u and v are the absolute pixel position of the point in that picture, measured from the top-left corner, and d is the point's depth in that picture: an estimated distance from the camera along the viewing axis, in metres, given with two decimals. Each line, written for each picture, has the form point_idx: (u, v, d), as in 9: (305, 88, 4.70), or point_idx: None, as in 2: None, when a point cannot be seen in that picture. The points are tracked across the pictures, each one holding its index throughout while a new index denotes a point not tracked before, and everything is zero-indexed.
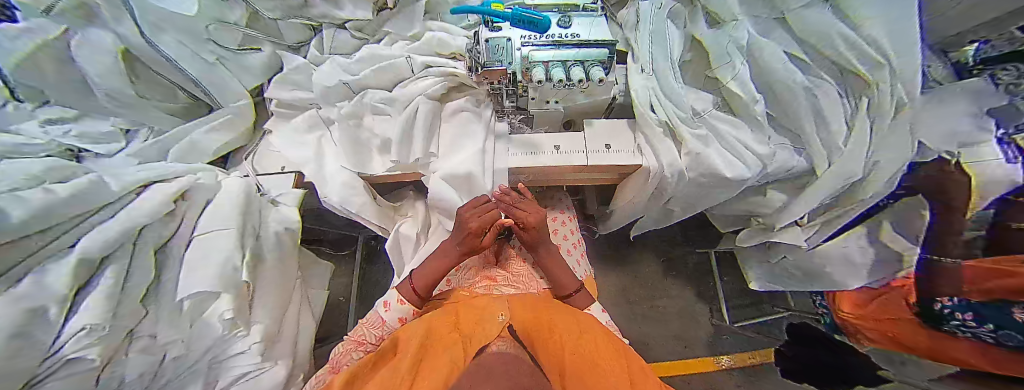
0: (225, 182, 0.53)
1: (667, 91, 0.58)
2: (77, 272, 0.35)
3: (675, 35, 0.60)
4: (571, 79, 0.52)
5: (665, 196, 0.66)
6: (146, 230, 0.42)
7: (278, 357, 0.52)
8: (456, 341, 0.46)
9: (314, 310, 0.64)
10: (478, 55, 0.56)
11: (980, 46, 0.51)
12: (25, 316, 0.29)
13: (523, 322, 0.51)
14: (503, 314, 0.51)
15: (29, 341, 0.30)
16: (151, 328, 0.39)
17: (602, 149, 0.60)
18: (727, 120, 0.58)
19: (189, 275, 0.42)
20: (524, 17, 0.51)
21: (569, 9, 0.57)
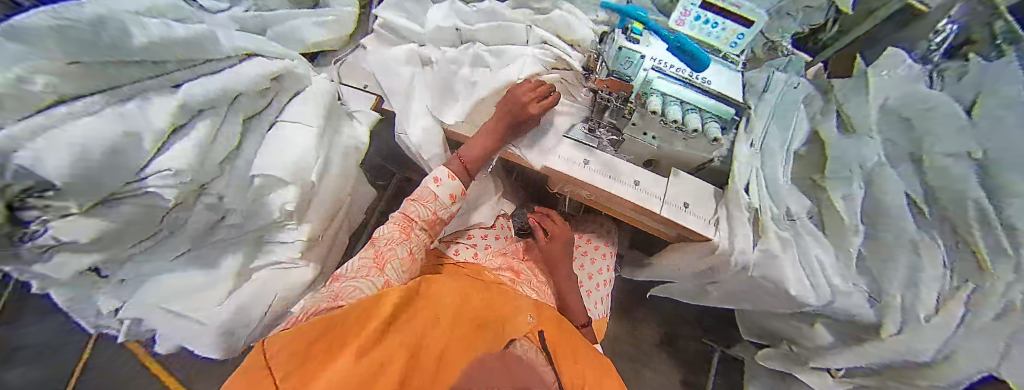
0: (316, 80, 0.53)
1: (769, 178, 0.56)
2: (178, 114, 0.35)
3: (799, 123, 0.58)
4: (685, 123, 0.50)
5: (714, 277, 0.64)
6: (239, 98, 0.42)
7: (311, 260, 0.53)
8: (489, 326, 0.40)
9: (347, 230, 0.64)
10: (603, 60, 0.55)
11: None
12: (124, 138, 0.30)
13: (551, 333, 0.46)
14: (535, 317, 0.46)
15: (125, 159, 0.30)
16: (220, 189, 0.39)
17: (680, 206, 0.58)
18: (814, 237, 0.55)
19: (267, 155, 0.43)
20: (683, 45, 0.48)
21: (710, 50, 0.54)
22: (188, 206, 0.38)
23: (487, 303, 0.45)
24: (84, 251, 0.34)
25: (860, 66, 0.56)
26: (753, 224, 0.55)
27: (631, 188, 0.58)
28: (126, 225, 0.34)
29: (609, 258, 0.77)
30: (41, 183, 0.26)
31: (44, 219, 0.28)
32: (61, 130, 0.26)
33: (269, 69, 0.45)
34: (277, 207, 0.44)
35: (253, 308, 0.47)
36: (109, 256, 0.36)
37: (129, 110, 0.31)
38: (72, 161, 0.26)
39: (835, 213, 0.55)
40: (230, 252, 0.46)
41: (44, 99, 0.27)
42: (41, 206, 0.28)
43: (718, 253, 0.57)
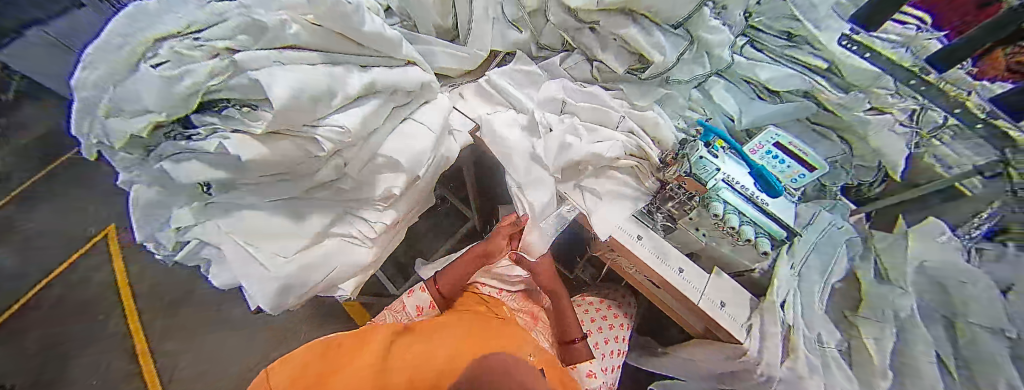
0: (438, 97, 0.60)
1: (807, 303, 0.59)
2: (363, 90, 0.43)
3: (840, 260, 0.62)
4: (740, 231, 0.57)
5: (732, 383, 0.64)
6: (398, 93, 0.50)
7: (376, 243, 0.57)
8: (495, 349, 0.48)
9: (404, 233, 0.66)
10: (681, 155, 0.61)
11: None
12: (328, 90, 0.37)
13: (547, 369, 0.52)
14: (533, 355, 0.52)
15: (322, 107, 0.37)
16: (350, 155, 0.46)
17: (718, 306, 0.60)
18: (846, 372, 0.55)
19: (395, 143, 0.51)
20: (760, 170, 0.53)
21: (781, 177, 0.60)
22: (321, 160, 0.44)
23: (486, 335, 0.53)
24: (213, 165, 0.40)
25: (902, 226, 0.63)
26: (784, 341, 0.56)
27: (676, 274, 0.61)
28: (274, 158, 0.39)
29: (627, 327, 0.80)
30: (252, 96, 0.35)
31: (219, 125, 0.37)
32: (285, 65, 0.36)
33: (425, 79, 0.54)
34: (384, 187, 0.51)
35: (318, 270, 0.51)
36: (226, 178, 0.42)
37: (339, 74, 0.40)
38: (297, 95, 0.33)
39: (864, 351, 0.56)
40: (321, 212, 0.52)
41: (282, 43, 0.37)
42: (232, 115, 0.37)
43: (745, 359, 0.57)
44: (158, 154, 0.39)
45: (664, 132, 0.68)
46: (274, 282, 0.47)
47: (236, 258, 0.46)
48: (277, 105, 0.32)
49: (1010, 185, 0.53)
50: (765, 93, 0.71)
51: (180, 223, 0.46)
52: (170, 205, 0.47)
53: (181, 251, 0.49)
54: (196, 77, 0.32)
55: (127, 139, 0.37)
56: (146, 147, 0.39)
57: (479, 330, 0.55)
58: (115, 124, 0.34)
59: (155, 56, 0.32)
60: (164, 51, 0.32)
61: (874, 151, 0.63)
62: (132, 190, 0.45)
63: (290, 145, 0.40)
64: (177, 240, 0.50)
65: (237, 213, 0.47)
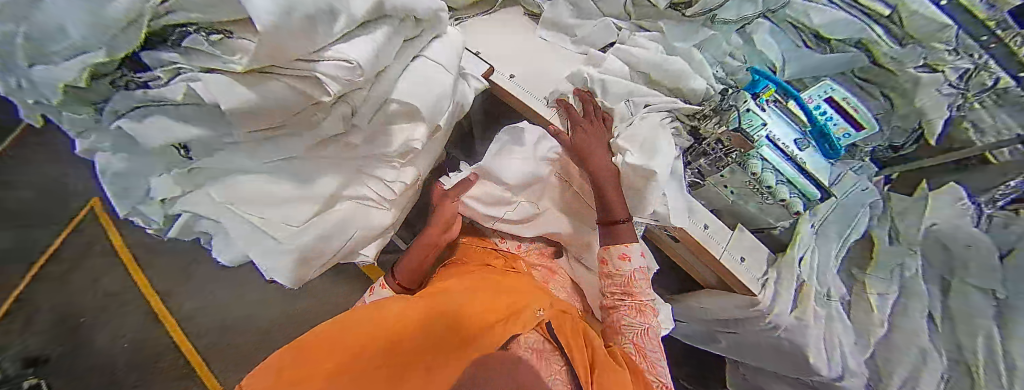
0: (449, 31, 0.51)
1: (823, 261, 0.61)
2: (368, 12, 0.33)
3: (861, 223, 0.62)
4: (773, 190, 0.57)
5: (733, 327, 0.69)
6: (408, 20, 0.40)
7: (396, 206, 0.51)
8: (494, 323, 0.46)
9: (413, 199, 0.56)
10: (725, 110, 0.59)
11: None
12: (325, 8, 0.28)
13: (556, 320, 0.51)
14: (541, 308, 0.52)
15: (317, 34, 0.28)
16: (358, 100, 0.37)
17: (738, 260, 0.61)
18: (845, 324, 0.59)
19: (413, 87, 0.42)
20: None
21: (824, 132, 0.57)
22: (324, 108, 0.35)
23: (491, 302, 0.50)
24: (187, 119, 0.32)
25: (924, 188, 0.62)
26: (797, 292, 0.59)
27: (701, 230, 0.61)
28: (264, 108, 0.31)
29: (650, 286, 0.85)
30: (217, 17, 0.25)
31: (183, 64, 0.28)
32: None
33: (437, 7, 0.43)
34: (400, 142, 0.44)
35: (336, 237, 0.46)
36: (205, 137, 0.34)
37: None
38: (285, 10, 0.24)
39: (866, 305, 0.60)
40: (330, 173, 0.44)
41: None
42: (199, 47, 0.26)
43: (757, 309, 0.60)
44: (114, 109, 0.30)
45: (692, 83, 0.59)
46: (289, 253, 0.43)
47: (238, 230, 0.42)
48: (263, 28, 0.23)
49: None
50: (811, 40, 0.63)
51: (161, 195, 0.39)
52: (143, 175, 0.38)
53: (173, 228, 0.43)
54: None
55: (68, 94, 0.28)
56: (95, 104, 0.30)
57: (481, 297, 0.52)
58: (42, 72, 0.25)
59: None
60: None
61: (914, 112, 0.60)
62: (97, 159, 0.36)
63: (284, 86, 0.31)
64: (166, 214, 0.43)
65: (232, 179, 0.40)
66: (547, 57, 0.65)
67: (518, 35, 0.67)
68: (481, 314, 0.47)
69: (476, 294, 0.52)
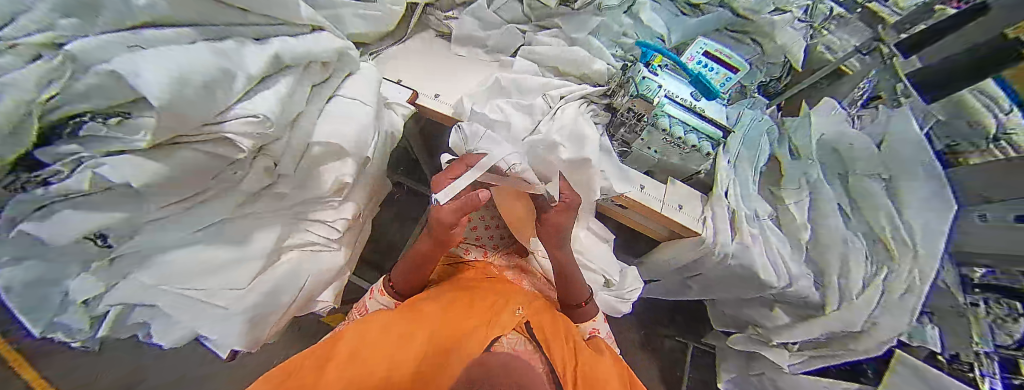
0: (363, 66, 0.53)
1: (745, 188, 0.69)
2: (266, 67, 0.36)
3: (762, 150, 0.71)
4: (682, 139, 0.61)
5: (697, 270, 0.76)
6: (313, 66, 0.44)
7: (342, 243, 0.53)
8: (476, 327, 0.50)
9: (362, 232, 0.58)
10: (627, 81, 0.64)
11: (987, 272, 0.58)
12: (217, 73, 0.31)
13: (536, 321, 0.54)
14: (522, 308, 0.55)
15: (215, 99, 0.31)
16: (278, 151, 0.39)
17: (676, 208, 0.67)
18: (778, 234, 0.68)
19: (328, 124, 0.45)
20: None
21: (720, 80, 0.64)
22: (243, 165, 0.38)
23: (470, 313, 0.54)
24: (99, 206, 0.32)
25: (806, 108, 0.71)
26: (731, 223, 0.67)
27: (638, 191, 0.67)
28: (180, 175, 0.34)
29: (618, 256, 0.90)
30: (109, 101, 0.28)
31: (83, 152, 0.29)
32: (151, 49, 0.28)
33: (340, 45, 0.47)
34: (332, 179, 0.46)
35: (286, 290, 0.46)
36: (124, 220, 0.34)
37: (229, 51, 0.34)
38: (175, 83, 0.28)
39: (790, 215, 0.69)
40: (264, 229, 0.44)
41: (136, 21, 0.28)
42: (98, 132, 0.29)
43: (705, 245, 0.66)
44: (13, 217, 0.30)
45: (595, 66, 0.66)
46: (240, 315, 0.43)
47: (179, 308, 0.40)
48: (155, 100, 0.26)
49: (882, 58, 0.63)
50: (686, 8, 0.74)
51: (83, 296, 0.37)
52: (59, 280, 0.36)
53: (103, 327, 0.40)
54: (22, 90, 0.24)
55: None
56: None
57: (461, 305, 0.56)
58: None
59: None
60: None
61: (779, 48, 0.72)
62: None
63: (200, 154, 0.34)
64: (92, 317, 0.40)
65: (161, 259, 0.39)
66: (461, 70, 0.69)
67: (433, 57, 0.70)
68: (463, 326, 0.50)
69: (455, 304, 0.56)
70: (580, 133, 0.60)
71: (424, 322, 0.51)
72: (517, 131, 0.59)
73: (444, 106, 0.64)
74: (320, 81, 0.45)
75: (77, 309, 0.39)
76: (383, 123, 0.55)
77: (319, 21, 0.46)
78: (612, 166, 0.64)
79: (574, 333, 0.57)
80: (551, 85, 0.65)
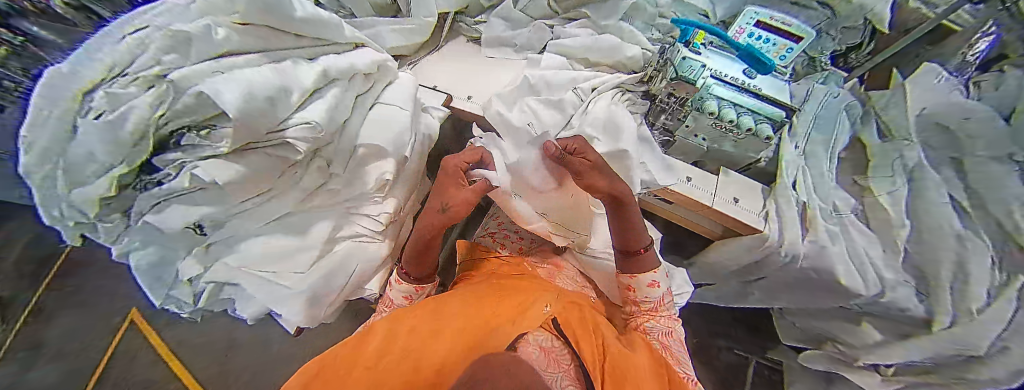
0: (401, 76, 0.57)
1: (818, 179, 0.59)
2: (318, 80, 0.41)
3: (842, 130, 0.62)
4: (739, 125, 0.55)
5: (757, 274, 0.68)
6: (357, 77, 0.48)
7: (386, 236, 0.57)
8: (504, 322, 0.46)
9: (401, 229, 0.62)
10: (665, 67, 0.60)
11: None
12: (279, 89, 0.35)
13: (565, 317, 0.50)
14: (549, 305, 0.51)
15: (275, 111, 0.35)
16: (330, 154, 0.45)
17: (731, 202, 0.60)
18: (862, 232, 0.57)
19: (372, 127, 0.49)
20: (751, 53, 0.52)
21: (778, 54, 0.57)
22: (303, 165, 0.44)
23: (496, 307, 0.51)
24: (197, 202, 0.40)
25: (897, 80, 0.62)
26: (801, 218, 0.58)
27: (685, 184, 0.61)
28: (253, 174, 0.39)
29: (666, 257, 0.84)
30: (202, 115, 0.33)
31: (185, 159, 0.36)
32: (227, 73, 0.33)
33: (379, 58, 0.52)
34: (375, 178, 0.50)
35: (339, 276, 0.52)
36: (215, 214, 0.42)
37: (287, 69, 0.38)
38: (246, 98, 0.32)
39: (879, 209, 0.58)
40: (321, 219, 0.50)
41: (216, 51, 0.34)
42: (194, 141, 0.35)
43: (767, 245, 0.58)
44: (138, 211, 0.38)
45: (627, 52, 0.63)
46: (301, 295, 0.49)
47: (255, 286, 0.48)
48: (232, 114, 0.31)
49: (1001, 6, 0.52)
50: None
51: (189, 275, 0.46)
52: (173, 260, 0.46)
53: (201, 301, 0.49)
54: (140, 111, 0.31)
55: (101, 204, 0.36)
56: (123, 210, 0.39)
57: (489, 300, 0.53)
58: (80, 191, 0.34)
59: (92, 109, 0.30)
60: (98, 101, 0.30)
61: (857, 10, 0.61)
62: (130, 260, 0.44)
63: (267, 156, 0.39)
64: (194, 292, 0.49)
65: (241, 246, 0.47)
66: (494, 70, 0.71)
67: (465, 61, 0.73)
68: (489, 318, 0.48)
69: (482, 300, 0.53)
70: (614, 124, 0.57)
71: (450, 314, 0.49)
72: (549, 127, 0.59)
73: (475, 106, 0.66)
74: (363, 88, 0.50)
75: (184, 285, 0.48)
76: (421, 127, 0.58)
77: (360, 36, 0.51)
78: (654, 158, 0.60)
79: (605, 330, 0.52)
80: (581, 77, 0.64)
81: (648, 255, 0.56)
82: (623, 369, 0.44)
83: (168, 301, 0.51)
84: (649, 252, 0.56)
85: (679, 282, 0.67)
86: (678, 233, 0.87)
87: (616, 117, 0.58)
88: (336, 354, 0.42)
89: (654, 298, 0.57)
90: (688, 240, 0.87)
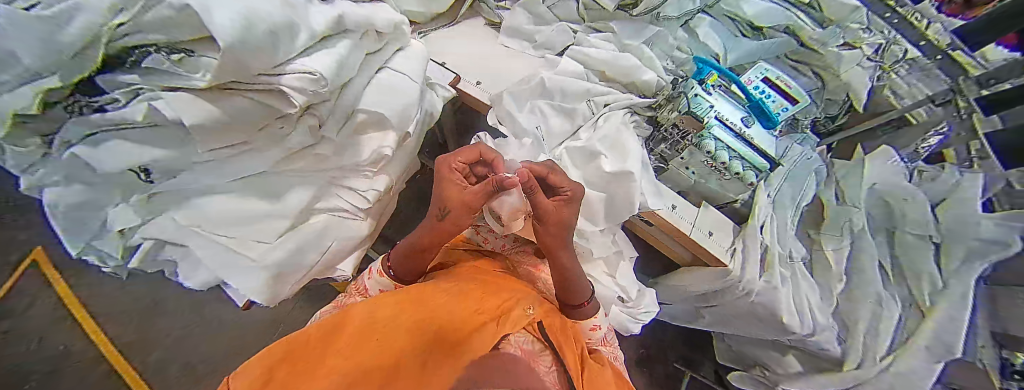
0: (413, 44, 0.53)
1: (781, 227, 0.66)
2: (330, 26, 0.36)
3: (808, 190, 0.68)
4: (729, 168, 0.59)
5: (712, 301, 0.74)
6: (369, 34, 0.43)
7: (368, 215, 0.53)
8: (488, 321, 0.45)
9: (384, 210, 0.57)
10: (677, 97, 0.63)
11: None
12: (284, 26, 0.30)
13: (548, 322, 0.50)
14: (533, 307, 0.50)
15: (274, 49, 0.30)
16: (325, 113, 0.40)
17: (706, 234, 0.64)
18: (808, 279, 0.65)
19: (379, 95, 0.45)
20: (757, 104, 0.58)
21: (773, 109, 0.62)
22: (291, 120, 0.38)
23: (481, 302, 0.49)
24: (145, 142, 0.33)
25: (861, 153, 0.68)
26: (762, 260, 0.63)
27: (670, 211, 0.64)
28: (229, 121, 0.33)
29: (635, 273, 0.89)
30: (181, 37, 0.27)
31: (142, 84, 0.30)
32: None
33: (397, 19, 0.46)
34: (371, 150, 0.46)
35: (309, 251, 0.47)
36: (172, 158, 0.35)
37: (296, 4, 0.32)
38: (246, 27, 0.26)
39: (824, 262, 0.66)
40: (302, 187, 0.45)
41: None
42: (161, 66, 0.28)
43: (729, 278, 0.63)
44: (65, 137, 0.31)
45: (643, 76, 0.64)
46: (262, 271, 0.44)
47: (208, 252, 0.42)
48: (222, 43, 0.25)
49: (958, 112, 0.59)
50: (748, 30, 0.70)
51: (122, 225, 0.38)
52: (102, 206, 0.38)
53: (134, 258, 0.42)
54: (96, 14, 0.24)
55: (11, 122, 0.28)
56: (45, 133, 0.31)
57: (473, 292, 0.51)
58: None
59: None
60: None
61: (843, 86, 0.68)
62: (44, 196, 0.35)
63: (249, 102, 0.33)
64: (124, 246, 0.42)
65: (194, 202, 0.41)
66: (507, 62, 0.68)
67: (480, 43, 0.69)
68: (472, 317, 0.45)
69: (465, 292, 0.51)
70: (618, 142, 0.58)
71: (436, 306, 0.46)
72: (556, 135, 0.62)
73: (483, 94, 0.64)
74: (374, 46, 0.45)
75: (113, 236, 0.40)
76: (427, 103, 0.54)
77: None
78: (648, 183, 0.61)
79: (580, 339, 0.53)
80: (596, 90, 0.63)
81: (593, 305, 0.55)
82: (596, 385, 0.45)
83: (87, 252, 0.42)
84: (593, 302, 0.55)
85: (650, 308, 0.68)
86: (647, 252, 0.92)
87: (622, 134, 0.59)
88: (306, 341, 0.38)
89: (598, 337, 0.59)
90: (654, 259, 0.92)
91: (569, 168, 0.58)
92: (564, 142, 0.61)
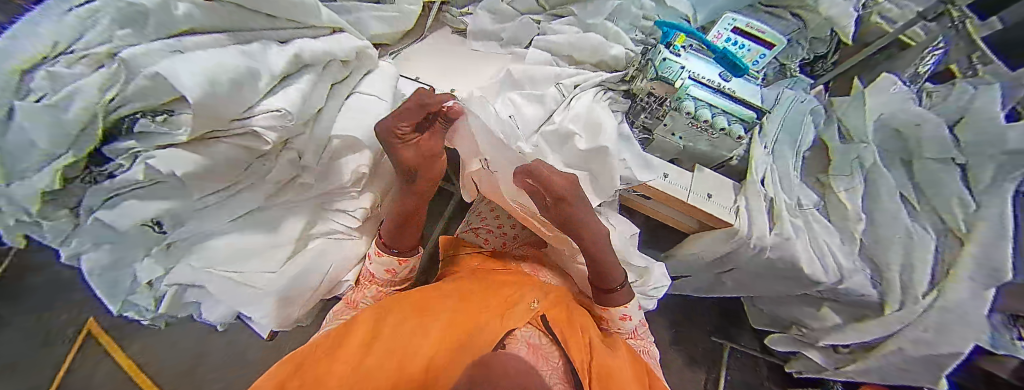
0: (381, 65, 0.56)
1: (785, 175, 0.62)
2: (290, 65, 0.39)
3: (807, 133, 0.65)
4: (714, 125, 0.57)
5: (729, 265, 0.71)
6: (332, 65, 0.46)
7: (363, 233, 0.56)
8: (490, 320, 0.46)
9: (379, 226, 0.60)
10: (647, 64, 0.62)
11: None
12: (243, 72, 0.33)
13: (553, 314, 0.50)
14: (536, 300, 0.50)
15: (239, 97, 0.33)
16: (301, 145, 0.44)
17: (704, 196, 0.62)
18: (826, 226, 0.61)
19: (350, 119, 0.48)
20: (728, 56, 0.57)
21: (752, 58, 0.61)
22: (271, 156, 0.42)
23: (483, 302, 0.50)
24: (151, 197, 0.37)
25: (859, 86, 0.65)
26: (769, 213, 0.61)
27: (661, 180, 0.63)
28: (212, 165, 0.37)
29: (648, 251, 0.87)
30: (159, 100, 0.30)
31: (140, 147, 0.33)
32: (187, 53, 0.31)
33: (358, 45, 0.50)
34: (351, 170, 0.49)
35: (313, 275, 0.51)
36: (177, 209, 0.39)
37: (253, 51, 0.36)
38: (210, 82, 0.29)
39: (839, 205, 0.62)
40: (293, 216, 0.49)
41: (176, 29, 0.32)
42: (148, 128, 0.32)
43: (737, 238, 0.61)
44: (87, 206, 0.36)
45: (611, 51, 0.64)
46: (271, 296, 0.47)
47: (221, 289, 0.46)
48: (193, 99, 0.28)
49: (952, 21, 0.56)
50: None
51: (148, 278, 0.43)
52: (128, 263, 0.42)
53: (164, 304, 0.47)
54: None
55: (43, 199, 0.33)
56: (71, 206, 0.36)
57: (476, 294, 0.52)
58: (19, 185, 0.31)
59: (31, 91, 0.28)
60: (39, 82, 0.27)
61: (825, 21, 0.65)
62: (82, 263, 0.40)
63: (228, 146, 0.37)
64: (155, 296, 0.46)
65: (204, 245, 0.45)
66: (477, 65, 0.70)
67: (449, 53, 0.71)
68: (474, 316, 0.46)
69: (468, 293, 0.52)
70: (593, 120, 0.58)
71: (438, 312, 0.47)
72: (529, 122, 0.60)
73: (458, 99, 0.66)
74: (338, 76, 0.48)
75: (143, 289, 0.45)
76: None
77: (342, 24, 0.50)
78: (634, 154, 0.60)
79: (591, 327, 0.52)
80: (565, 74, 0.64)
81: (624, 291, 0.54)
82: (608, 372, 0.45)
83: (126, 309, 0.47)
84: (626, 287, 0.54)
85: (664, 281, 0.66)
86: (658, 228, 0.90)
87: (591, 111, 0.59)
88: (315, 357, 0.41)
89: (627, 326, 0.58)
90: (667, 233, 0.90)
91: (545, 153, 0.57)
92: (538, 128, 0.60)
